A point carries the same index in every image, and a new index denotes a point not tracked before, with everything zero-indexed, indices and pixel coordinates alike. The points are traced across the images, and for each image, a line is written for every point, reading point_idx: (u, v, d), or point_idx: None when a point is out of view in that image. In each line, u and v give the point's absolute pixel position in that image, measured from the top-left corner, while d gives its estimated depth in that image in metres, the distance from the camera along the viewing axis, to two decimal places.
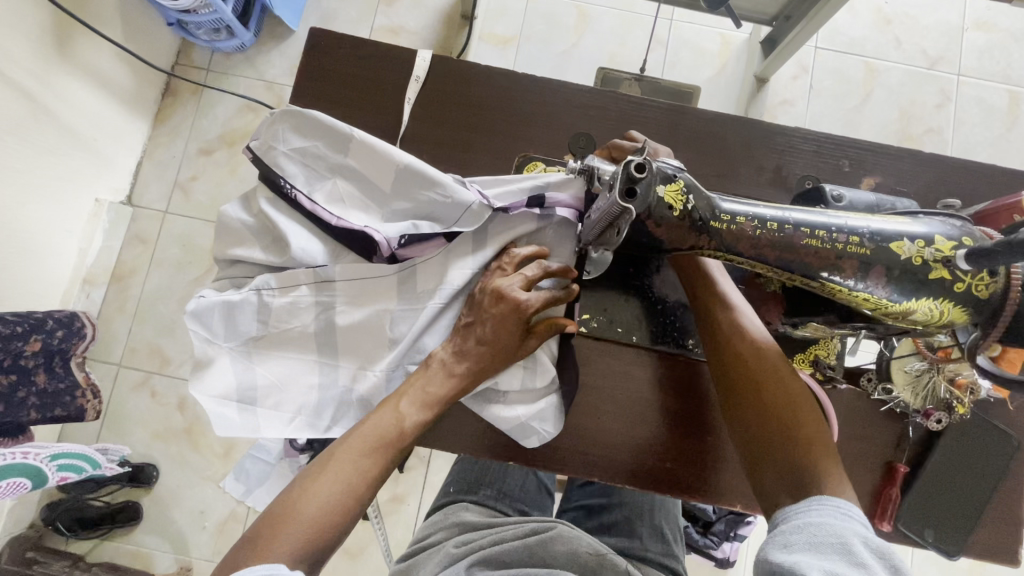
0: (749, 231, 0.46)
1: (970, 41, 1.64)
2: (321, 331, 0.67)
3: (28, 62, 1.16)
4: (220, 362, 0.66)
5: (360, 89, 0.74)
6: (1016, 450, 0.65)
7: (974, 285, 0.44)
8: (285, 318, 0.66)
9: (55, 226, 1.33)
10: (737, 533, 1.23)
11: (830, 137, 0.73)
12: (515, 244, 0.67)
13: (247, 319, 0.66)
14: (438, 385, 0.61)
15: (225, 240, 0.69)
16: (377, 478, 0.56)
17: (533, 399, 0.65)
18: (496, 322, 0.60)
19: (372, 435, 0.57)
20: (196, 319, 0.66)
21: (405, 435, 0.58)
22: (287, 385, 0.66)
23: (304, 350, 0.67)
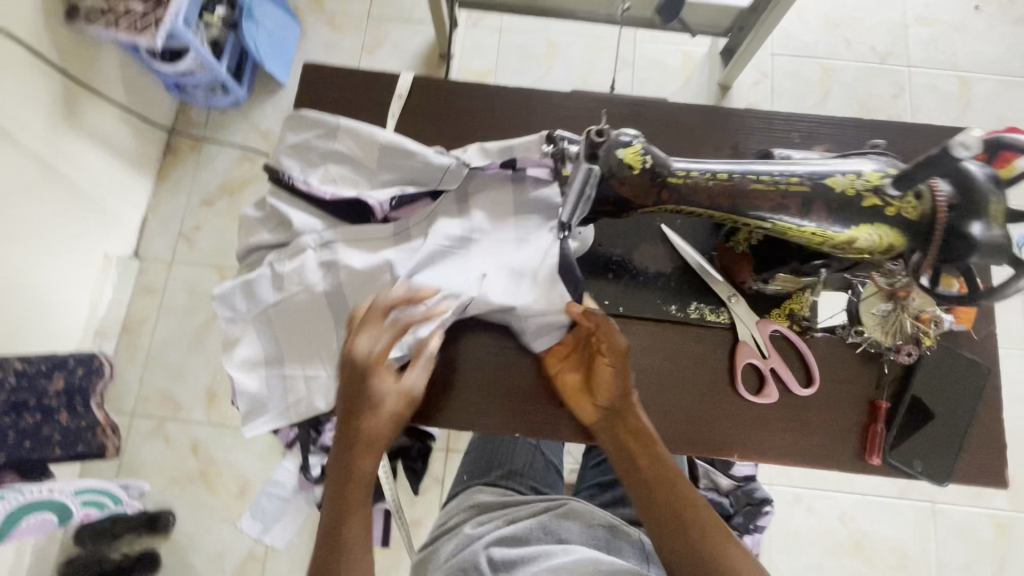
0: (703, 182, 0.53)
1: (915, 36, 1.76)
2: (330, 289, 0.70)
3: (40, 130, 1.26)
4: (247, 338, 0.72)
5: (350, 113, 0.81)
6: (988, 376, 0.70)
7: (904, 209, 0.51)
8: (296, 281, 0.71)
9: (67, 283, 1.39)
10: (756, 525, 1.24)
11: (779, 115, 0.80)
12: (493, 198, 0.74)
13: (265, 292, 0.71)
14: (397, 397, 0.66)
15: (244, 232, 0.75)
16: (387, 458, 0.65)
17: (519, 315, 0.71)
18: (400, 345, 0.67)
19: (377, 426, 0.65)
20: (223, 302, 0.72)
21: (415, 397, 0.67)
22: (309, 348, 0.71)
23: (315, 312, 0.71)
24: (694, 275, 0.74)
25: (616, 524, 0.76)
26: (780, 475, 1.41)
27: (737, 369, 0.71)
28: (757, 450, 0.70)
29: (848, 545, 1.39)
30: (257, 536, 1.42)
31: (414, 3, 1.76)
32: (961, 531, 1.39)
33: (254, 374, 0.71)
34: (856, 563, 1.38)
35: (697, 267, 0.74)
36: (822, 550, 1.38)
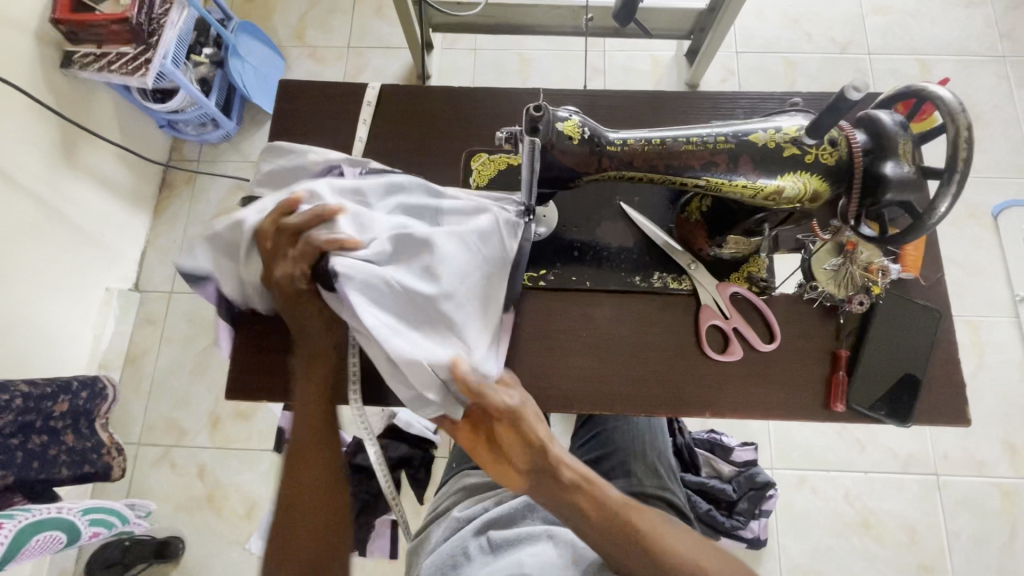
0: (637, 148, 0.57)
1: (872, 24, 1.84)
2: None
3: (40, 171, 1.32)
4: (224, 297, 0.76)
5: (325, 124, 0.87)
6: (941, 319, 0.73)
7: (821, 156, 0.55)
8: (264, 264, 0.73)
9: (71, 317, 1.44)
10: (761, 510, 1.28)
11: (724, 95, 0.86)
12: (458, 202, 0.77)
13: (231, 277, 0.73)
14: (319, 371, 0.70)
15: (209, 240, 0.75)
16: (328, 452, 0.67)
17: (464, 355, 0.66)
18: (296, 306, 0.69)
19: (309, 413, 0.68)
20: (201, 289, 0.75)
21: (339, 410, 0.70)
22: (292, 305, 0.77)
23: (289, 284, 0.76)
24: (655, 248, 0.79)
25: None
26: (780, 457, 1.42)
27: (702, 333, 0.75)
28: (726, 407, 0.74)
29: (855, 524, 1.39)
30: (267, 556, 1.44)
31: (391, 30, 1.85)
32: (967, 501, 1.38)
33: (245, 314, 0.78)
34: (865, 541, 1.38)
35: (657, 240, 0.78)
36: (830, 530, 1.38)
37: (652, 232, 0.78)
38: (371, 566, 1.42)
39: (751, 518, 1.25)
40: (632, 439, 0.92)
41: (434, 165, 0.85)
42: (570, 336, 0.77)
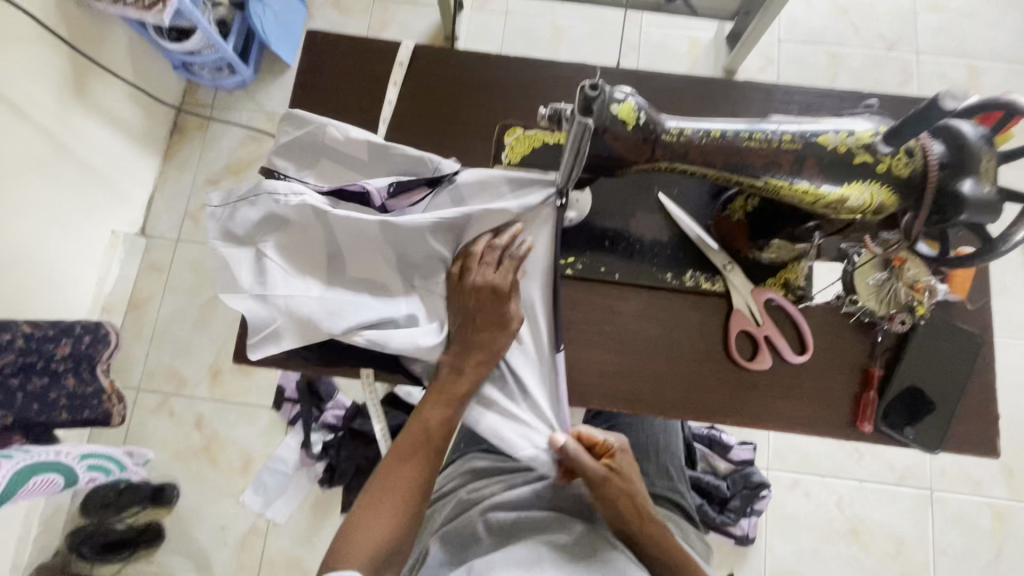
0: (696, 140, 0.53)
1: (924, 23, 1.74)
2: (333, 253, 0.71)
3: (49, 104, 1.27)
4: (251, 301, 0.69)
5: (355, 82, 0.82)
6: (983, 346, 0.70)
7: (894, 166, 0.51)
8: (298, 233, 0.71)
9: (75, 257, 1.41)
10: (754, 509, 1.29)
11: (778, 86, 0.80)
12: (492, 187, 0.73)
13: (263, 272, 0.70)
14: (456, 380, 0.69)
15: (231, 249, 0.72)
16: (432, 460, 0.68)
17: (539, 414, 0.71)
18: (476, 305, 0.68)
19: (431, 419, 0.68)
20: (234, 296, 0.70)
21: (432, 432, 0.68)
22: (333, 298, 0.69)
23: (318, 266, 0.71)
24: (690, 245, 0.75)
25: None
26: (777, 459, 1.41)
27: (732, 339, 0.72)
28: (748, 415, 0.72)
29: (845, 531, 1.39)
30: (258, 511, 1.44)
31: None
32: (959, 518, 1.38)
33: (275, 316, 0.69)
34: (852, 548, 1.38)
35: (694, 237, 0.74)
36: (818, 535, 1.38)
37: (692, 229, 0.74)
38: None
39: (742, 516, 1.25)
40: (648, 440, 0.91)
41: (465, 136, 0.80)
42: (596, 329, 0.74)
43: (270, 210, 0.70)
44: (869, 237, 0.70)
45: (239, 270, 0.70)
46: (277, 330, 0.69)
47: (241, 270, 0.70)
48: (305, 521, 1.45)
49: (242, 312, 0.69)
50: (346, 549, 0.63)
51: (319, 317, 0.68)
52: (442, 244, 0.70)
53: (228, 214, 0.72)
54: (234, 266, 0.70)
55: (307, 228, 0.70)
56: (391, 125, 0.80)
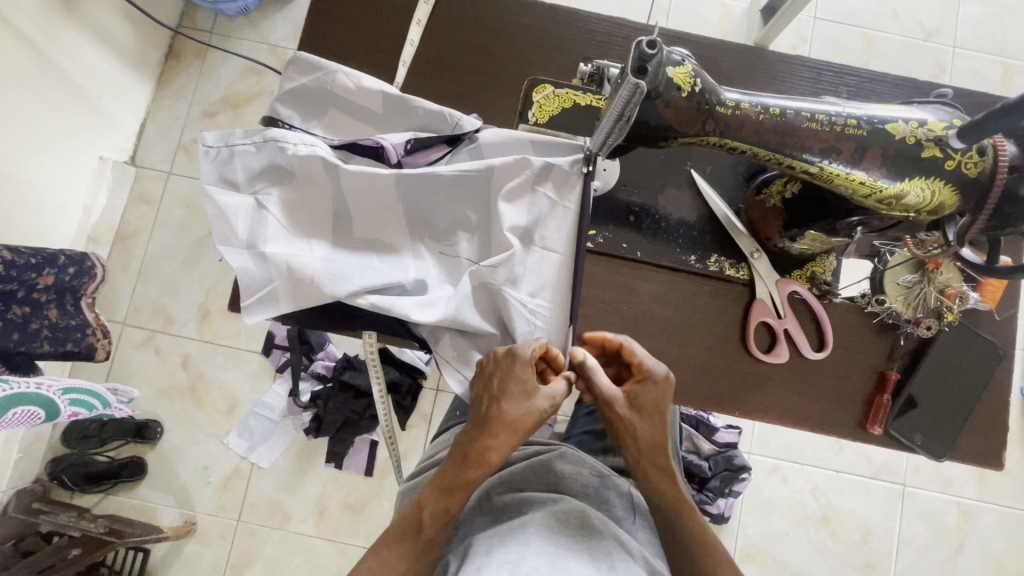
0: (752, 115, 0.49)
1: (966, 14, 1.65)
2: (338, 206, 0.66)
3: (34, 11, 1.17)
4: (247, 258, 0.64)
5: (374, 17, 0.75)
6: (1003, 359, 0.68)
7: (964, 164, 0.48)
8: (302, 182, 0.66)
9: (60, 181, 1.33)
10: (731, 490, 1.28)
11: (828, 66, 0.75)
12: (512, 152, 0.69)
13: (263, 227, 0.65)
14: (472, 454, 0.60)
15: (224, 201, 0.65)
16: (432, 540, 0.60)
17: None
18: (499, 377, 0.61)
19: (430, 503, 0.60)
20: (230, 251, 0.64)
21: (424, 524, 0.60)
22: (337, 262, 0.65)
23: (321, 223, 0.66)
24: (717, 227, 0.71)
25: (605, 472, 0.75)
26: (760, 444, 1.42)
27: (750, 330, 0.70)
28: (755, 408, 0.70)
29: (816, 517, 1.41)
30: (243, 454, 1.44)
31: None
32: (928, 514, 1.41)
33: (271, 273, 0.64)
34: (821, 533, 1.41)
35: (723, 220, 0.70)
36: (791, 519, 1.41)
37: (721, 212, 0.70)
38: (342, 481, 1.43)
39: (719, 495, 1.25)
40: None
41: (490, 90, 0.75)
42: (612, 309, 0.71)
43: (273, 158, 0.65)
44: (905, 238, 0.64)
45: (235, 222, 0.65)
46: (276, 291, 0.64)
47: (239, 221, 0.65)
48: (288, 468, 1.44)
49: (237, 269, 0.64)
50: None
51: (323, 278, 0.64)
52: (457, 206, 0.67)
53: (227, 159, 0.66)
54: (231, 218, 0.65)
55: (313, 182, 0.66)
56: (412, 70, 0.74)
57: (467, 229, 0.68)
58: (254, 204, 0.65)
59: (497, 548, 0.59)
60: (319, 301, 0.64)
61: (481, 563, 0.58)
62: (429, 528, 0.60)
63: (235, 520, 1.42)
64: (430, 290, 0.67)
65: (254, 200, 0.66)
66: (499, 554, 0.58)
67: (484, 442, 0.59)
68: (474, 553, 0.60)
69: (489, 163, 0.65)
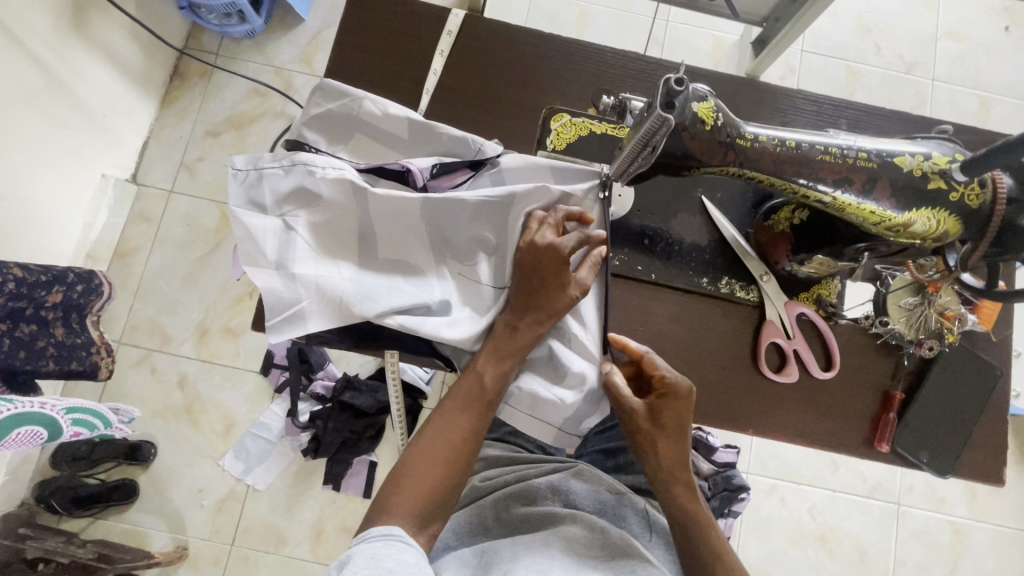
0: (770, 147, 0.52)
1: (943, 50, 1.75)
2: (365, 230, 0.68)
3: (44, 32, 1.18)
4: (275, 278, 0.65)
5: (394, 46, 0.78)
6: (1000, 379, 0.72)
7: (967, 196, 0.51)
8: (329, 204, 0.67)
9: (62, 199, 1.33)
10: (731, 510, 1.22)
11: (829, 100, 0.80)
12: (531, 178, 0.71)
13: (291, 248, 0.66)
14: (508, 340, 0.65)
15: (252, 222, 0.66)
16: (475, 431, 0.63)
17: (580, 414, 0.68)
18: (539, 274, 0.65)
19: (488, 368, 0.64)
20: (258, 271, 0.65)
21: (486, 389, 0.64)
22: (365, 283, 0.67)
23: (347, 245, 0.68)
24: (728, 250, 0.74)
25: (622, 490, 0.76)
26: (758, 464, 1.44)
27: (761, 349, 0.72)
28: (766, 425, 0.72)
29: (814, 537, 1.43)
30: (239, 475, 1.41)
31: None
32: (922, 533, 1.44)
33: (299, 294, 0.65)
34: (820, 554, 1.42)
35: (733, 244, 0.73)
36: (789, 540, 1.42)
37: (730, 237, 0.73)
38: (341, 503, 1.41)
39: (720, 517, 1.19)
40: None
41: (509, 117, 0.78)
42: (630, 330, 0.73)
43: (303, 181, 0.67)
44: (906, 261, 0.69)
45: (263, 243, 0.66)
46: (302, 312, 0.65)
47: (267, 243, 0.66)
48: (286, 490, 1.42)
49: (263, 290, 0.65)
50: (385, 509, 0.58)
51: (351, 298, 0.65)
52: (480, 229, 0.69)
53: (255, 182, 0.68)
54: (260, 239, 0.66)
55: (341, 204, 0.67)
56: (433, 97, 0.77)
57: (489, 251, 0.70)
58: (281, 225, 0.67)
59: (523, 556, 0.61)
60: (347, 321, 0.66)
61: (508, 567, 0.60)
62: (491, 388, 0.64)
63: (229, 544, 1.39)
64: (454, 311, 0.69)
65: (282, 219, 0.67)
66: (526, 562, 0.60)
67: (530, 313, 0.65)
68: (497, 559, 0.62)
69: (512, 190, 0.68)
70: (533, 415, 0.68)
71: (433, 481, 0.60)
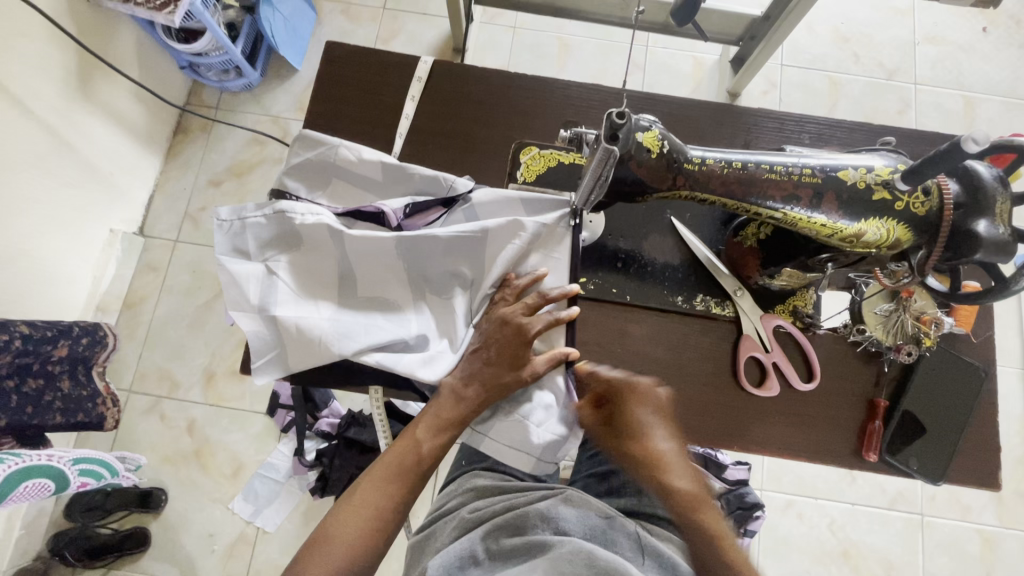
0: (717, 169, 0.54)
1: (923, 54, 1.77)
2: (344, 272, 0.71)
3: (52, 100, 1.26)
4: (257, 323, 0.68)
5: (369, 93, 0.82)
6: (985, 379, 0.71)
7: (912, 205, 0.52)
8: (309, 248, 0.70)
9: (72, 256, 1.39)
10: (747, 529, 1.26)
11: (790, 116, 0.82)
12: (502, 212, 0.74)
13: (272, 293, 0.69)
14: (448, 410, 0.66)
15: (235, 270, 0.70)
16: (405, 501, 0.64)
17: (556, 443, 0.70)
18: (497, 348, 0.67)
19: (425, 437, 0.65)
20: (243, 317, 0.69)
21: (421, 459, 0.65)
22: (344, 322, 0.69)
23: (327, 287, 0.71)
24: (700, 268, 0.76)
25: (612, 512, 0.76)
26: (771, 480, 1.41)
27: (740, 364, 0.73)
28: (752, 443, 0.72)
29: (836, 553, 1.38)
30: (248, 518, 1.42)
31: None
32: (950, 543, 1.38)
33: (281, 336, 0.68)
34: (843, 570, 1.37)
35: (706, 262, 0.74)
36: (811, 558, 1.38)
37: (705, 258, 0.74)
38: None
39: (735, 536, 1.23)
40: None
41: (481, 154, 0.81)
42: (610, 352, 0.74)
43: (282, 229, 0.70)
44: (876, 269, 0.68)
45: (247, 289, 0.69)
46: (284, 352, 0.68)
47: (250, 288, 0.69)
48: (295, 530, 1.42)
49: (249, 332, 0.68)
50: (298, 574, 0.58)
51: (330, 337, 0.67)
52: (453, 262, 0.71)
53: (239, 231, 0.71)
54: (243, 285, 0.69)
55: (321, 248, 0.70)
56: (408, 140, 0.81)
57: (464, 284, 0.72)
58: (263, 272, 0.70)
59: None
60: (326, 360, 0.68)
61: None
62: (427, 459, 0.65)
63: None
64: (431, 344, 0.71)
65: (264, 265, 0.71)
66: None
67: (471, 381, 0.67)
68: None
69: (483, 224, 0.70)
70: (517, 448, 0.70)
71: (351, 549, 0.59)
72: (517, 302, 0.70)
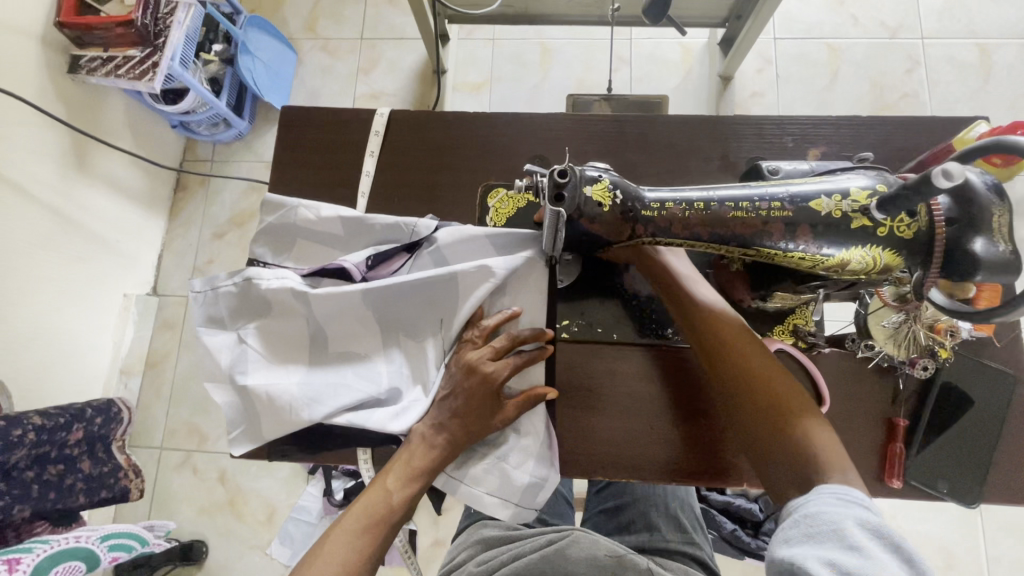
0: (678, 213, 0.52)
1: (927, 5, 1.65)
2: (314, 332, 0.70)
3: (52, 180, 1.29)
4: (232, 394, 0.69)
5: (333, 151, 0.81)
6: (1015, 389, 0.65)
7: (896, 228, 0.49)
8: (277, 311, 0.70)
9: (90, 326, 1.43)
10: None
11: (769, 119, 0.76)
12: (467, 252, 0.71)
13: (243, 362, 0.69)
14: (421, 457, 0.63)
15: (209, 341, 0.70)
16: (376, 556, 0.60)
17: (535, 488, 0.66)
18: (466, 398, 0.64)
19: (396, 484, 0.62)
20: (220, 389, 0.69)
21: (394, 509, 0.61)
22: (315, 383, 0.68)
23: (297, 349, 0.70)
24: None
25: (622, 551, 0.71)
26: None
27: None
28: (791, 483, 0.53)
29: None
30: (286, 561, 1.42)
31: (404, 21, 1.77)
32: None
33: (255, 405, 0.68)
34: None
35: None
36: None
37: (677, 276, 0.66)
38: None
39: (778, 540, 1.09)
40: (655, 490, 0.88)
41: (448, 201, 0.78)
42: (604, 393, 0.71)
43: (248, 294, 0.70)
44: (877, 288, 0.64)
45: (221, 361, 0.69)
46: (258, 421, 0.68)
47: (223, 358, 0.69)
48: None
49: (222, 403, 0.69)
50: None
51: (299, 403, 0.67)
52: (422, 309, 0.70)
53: (211, 300, 0.71)
54: (215, 356, 0.69)
55: (287, 310, 0.70)
56: (374, 196, 0.79)
57: (435, 329, 0.70)
58: (235, 342, 0.70)
59: None
60: (296, 426, 0.67)
61: None
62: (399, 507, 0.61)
63: None
64: (405, 396, 0.69)
65: (237, 334, 0.71)
66: None
67: (442, 422, 0.64)
68: None
69: (451, 269, 0.67)
70: (500, 497, 0.66)
71: None
72: (486, 345, 0.66)
